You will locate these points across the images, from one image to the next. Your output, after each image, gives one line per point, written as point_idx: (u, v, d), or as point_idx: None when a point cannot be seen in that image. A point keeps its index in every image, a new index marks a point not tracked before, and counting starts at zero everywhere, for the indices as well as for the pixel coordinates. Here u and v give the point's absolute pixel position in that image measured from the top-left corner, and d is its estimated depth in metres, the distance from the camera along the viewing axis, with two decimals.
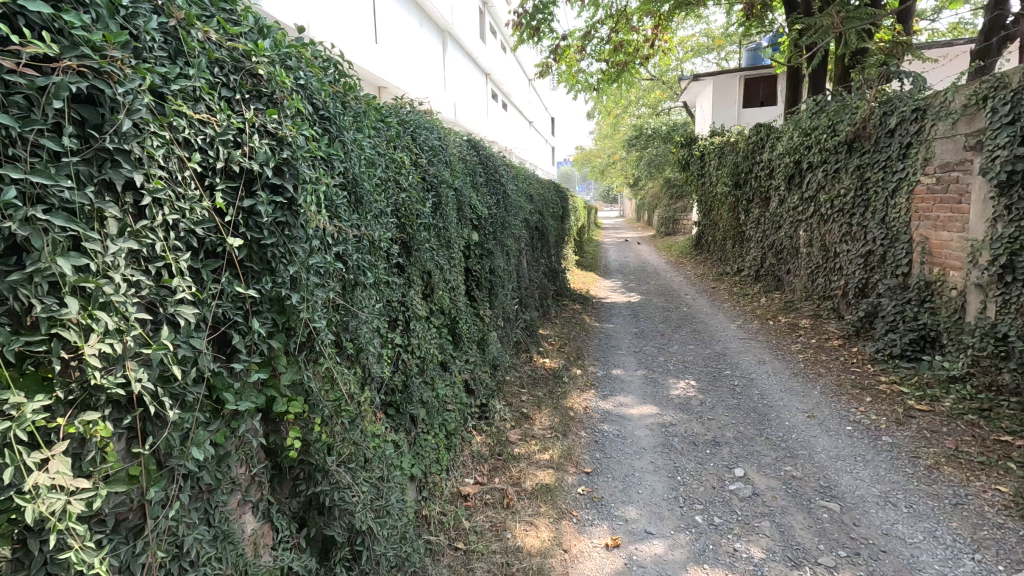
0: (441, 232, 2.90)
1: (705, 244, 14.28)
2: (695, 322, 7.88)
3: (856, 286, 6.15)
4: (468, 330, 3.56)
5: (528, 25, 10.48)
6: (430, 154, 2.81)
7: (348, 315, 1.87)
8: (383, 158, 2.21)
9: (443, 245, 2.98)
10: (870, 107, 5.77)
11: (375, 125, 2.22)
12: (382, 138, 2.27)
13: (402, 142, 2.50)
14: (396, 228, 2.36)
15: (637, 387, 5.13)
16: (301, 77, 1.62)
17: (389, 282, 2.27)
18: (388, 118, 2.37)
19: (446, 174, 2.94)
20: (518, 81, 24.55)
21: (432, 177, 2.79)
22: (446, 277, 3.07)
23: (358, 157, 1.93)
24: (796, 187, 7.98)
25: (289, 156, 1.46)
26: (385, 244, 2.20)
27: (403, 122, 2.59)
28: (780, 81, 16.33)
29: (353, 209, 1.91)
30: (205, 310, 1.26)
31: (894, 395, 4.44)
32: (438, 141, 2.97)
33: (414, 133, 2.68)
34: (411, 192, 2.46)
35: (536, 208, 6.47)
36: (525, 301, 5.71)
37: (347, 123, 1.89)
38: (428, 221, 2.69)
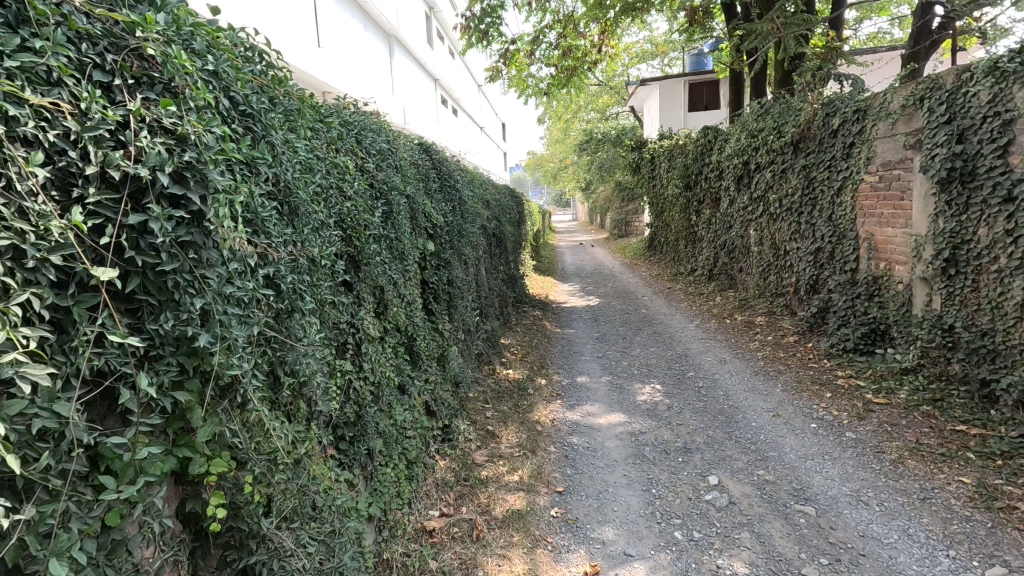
0: (393, 243, 2.66)
1: (657, 246, 14.55)
2: (654, 324, 7.90)
3: (807, 282, 6.32)
4: (427, 347, 3.31)
5: (476, 28, 10.30)
6: (378, 158, 2.57)
7: (285, 346, 1.61)
8: (322, 162, 1.96)
9: (396, 257, 2.73)
10: (813, 108, 5.94)
11: (312, 125, 1.97)
12: (320, 141, 2.01)
13: (345, 145, 2.25)
14: (340, 241, 2.11)
15: (603, 394, 5.01)
16: (214, 64, 1.36)
17: (334, 302, 2.02)
18: (327, 118, 2.13)
19: (396, 180, 2.70)
20: (467, 86, 24.37)
21: (381, 184, 2.55)
22: (400, 291, 2.82)
23: (290, 161, 1.67)
24: (745, 188, 8.17)
25: (192, 159, 1.18)
26: (329, 260, 1.94)
27: (345, 122, 2.33)
28: (722, 85, 16.90)
29: (286, 223, 1.65)
30: (74, 365, 0.99)
31: (852, 389, 4.52)
32: (386, 144, 2.73)
33: (358, 135, 2.43)
34: (357, 200, 2.21)
35: (493, 214, 6.28)
36: (485, 311, 5.51)
37: (276, 122, 1.63)
38: (378, 233, 2.45)
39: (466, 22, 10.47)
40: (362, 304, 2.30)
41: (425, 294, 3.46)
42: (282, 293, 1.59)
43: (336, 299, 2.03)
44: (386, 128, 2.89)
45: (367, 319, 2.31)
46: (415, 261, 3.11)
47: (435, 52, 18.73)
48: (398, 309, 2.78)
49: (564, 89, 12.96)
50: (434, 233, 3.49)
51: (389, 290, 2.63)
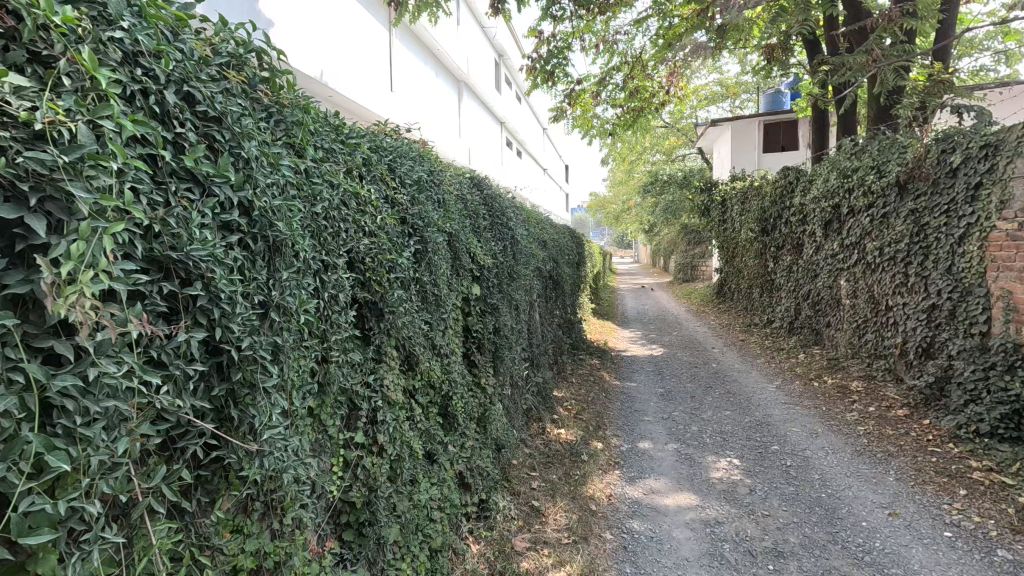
0: (429, 287, 2.29)
1: (727, 292, 13.56)
2: (728, 382, 7.05)
3: (919, 345, 5.36)
4: (465, 406, 2.87)
5: (542, 69, 10.27)
6: (416, 190, 2.25)
7: (235, 438, 1.23)
8: (334, 191, 1.64)
9: (431, 304, 2.36)
10: (925, 144, 5.18)
11: (320, 146, 1.66)
12: (335, 165, 1.70)
13: (373, 172, 1.93)
14: (353, 286, 1.76)
15: (669, 465, 4.32)
16: (135, 37, 1.06)
17: (338, 361, 1.65)
18: (348, 140, 1.83)
19: (435, 215, 2.35)
20: (532, 128, 24.69)
21: (417, 218, 2.20)
22: (434, 343, 2.43)
23: (273, 187, 1.35)
24: (835, 233, 7.29)
25: (42, 166, 0.86)
26: (325, 309, 1.58)
27: (375, 146, 2.03)
28: (800, 126, 15.95)
29: (263, 265, 1.32)
30: None
31: (995, 488, 3.57)
32: (427, 175, 2.41)
33: (392, 162, 2.11)
34: (380, 237, 1.87)
35: (550, 256, 5.86)
36: (537, 360, 5.03)
37: (255, 134, 1.32)
38: (409, 276, 2.09)
39: (531, 64, 10.48)
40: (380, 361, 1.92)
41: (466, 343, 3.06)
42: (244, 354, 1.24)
43: (341, 356, 1.67)
44: (430, 157, 2.58)
45: (388, 379, 1.93)
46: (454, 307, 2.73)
47: (502, 96, 19.15)
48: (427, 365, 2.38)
49: (630, 130, 12.63)
50: (481, 273, 3.12)
51: (420, 342, 2.24)
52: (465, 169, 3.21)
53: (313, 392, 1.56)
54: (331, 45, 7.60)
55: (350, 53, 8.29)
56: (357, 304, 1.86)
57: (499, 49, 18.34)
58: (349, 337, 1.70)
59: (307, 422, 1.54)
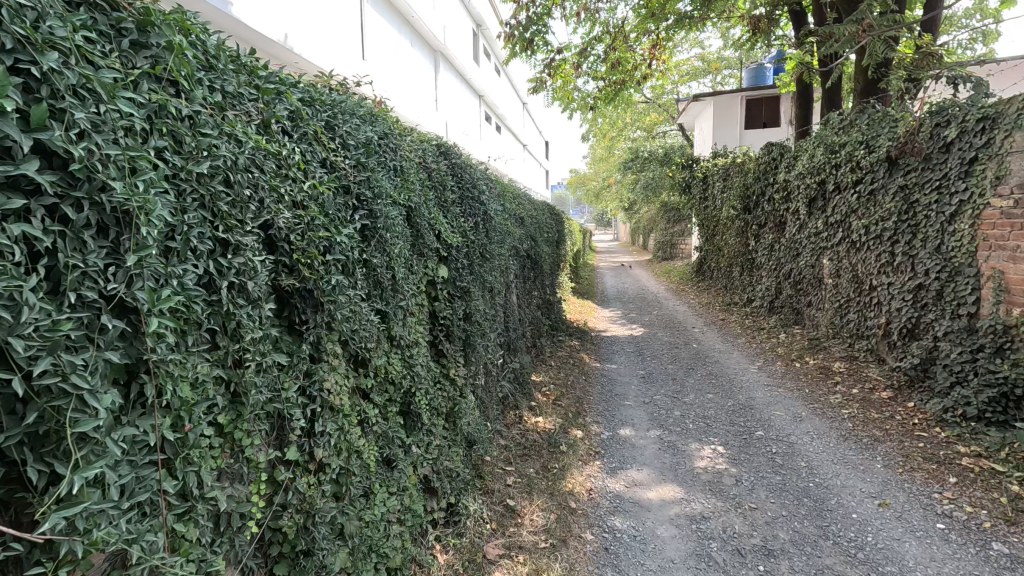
0: (382, 272, 1.96)
1: (707, 271, 13.47)
2: (709, 363, 6.91)
3: (903, 325, 5.25)
4: (430, 403, 2.57)
5: (521, 37, 9.76)
6: (364, 154, 1.89)
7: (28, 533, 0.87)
8: (236, 149, 1.27)
9: (384, 290, 2.02)
10: (918, 117, 4.95)
11: (217, 88, 1.29)
12: (241, 116, 1.34)
13: (299, 130, 1.57)
14: (270, 271, 1.41)
15: (651, 454, 4.13)
16: None
17: (247, 364, 1.32)
18: (262, 84, 1.45)
19: (388, 185, 2.00)
20: (511, 102, 24.00)
21: (365, 187, 1.85)
22: (391, 334, 2.10)
23: (105, 133, 0.99)
24: (820, 211, 7.11)
25: None
26: (226, 303, 1.25)
27: (305, 99, 1.65)
28: (782, 102, 15.74)
29: (90, 243, 0.96)
30: None
31: (985, 475, 3.46)
32: (378, 137, 2.05)
33: (330, 119, 1.75)
34: (312, 211, 1.51)
35: (527, 233, 5.53)
36: (514, 345, 4.74)
37: (79, 54, 0.97)
38: (354, 259, 1.75)
39: (509, 30, 9.93)
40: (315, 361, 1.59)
41: (431, 332, 2.74)
42: (46, 375, 0.89)
43: (255, 359, 1.34)
44: (383, 116, 2.21)
45: (329, 382, 1.61)
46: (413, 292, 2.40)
47: (480, 68, 18.43)
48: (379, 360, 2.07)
49: (611, 104, 12.23)
50: (449, 251, 2.78)
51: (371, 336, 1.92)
52: (428, 135, 2.84)
53: (213, 405, 1.24)
54: (295, 6, 6.97)
55: (316, 15, 7.66)
56: (284, 293, 1.52)
57: (477, 18, 17.56)
58: (264, 335, 1.37)
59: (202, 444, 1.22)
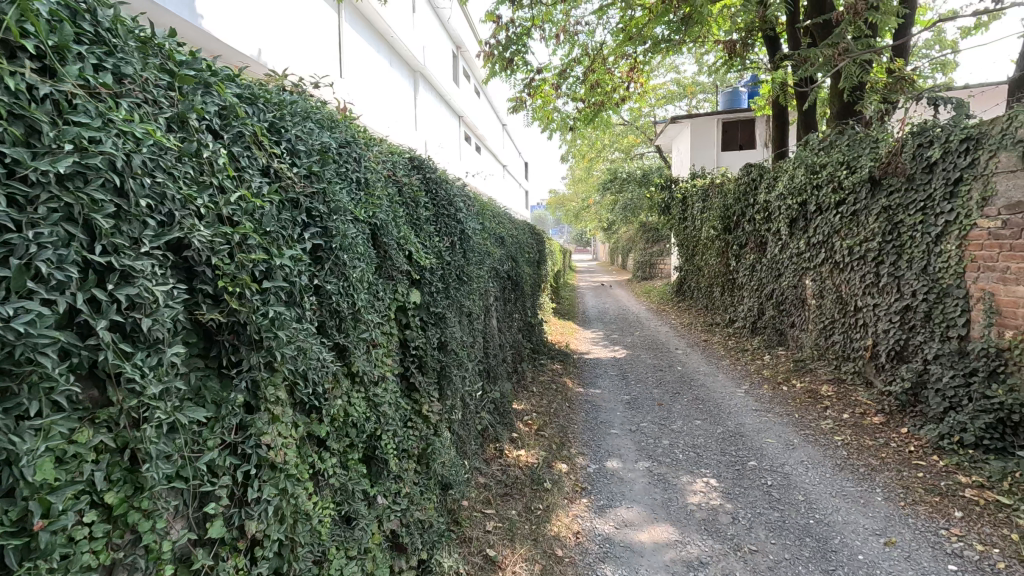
0: (339, 300, 1.68)
1: (687, 291, 13.44)
2: (694, 386, 6.72)
3: (891, 348, 5.15)
4: (399, 446, 2.27)
5: (500, 56, 9.70)
6: (318, 164, 1.63)
7: None
8: (130, 148, 1.00)
9: (342, 320, 1.74)
10: (901, 138, 4.92)
11: (107, 69, 1.03)
12: (142, 108, 1.08)
13: (230, 130, 1.30)
14: (182, 303, 1.13)
15: (641, 489, 3.87)
16: None
17: (142, 425, 1.02)
18: (181, 74, 1.19)
19: (348, 199, 1.74)
20: (491, 123, 24.05)
21: (318, 202, 1.59)
22: (350, 371, 1.82)
23: None
24: (801, 232, 7.07)
25: None
26: (110, 349, 0.96)
27: (241, 96, 1.39)
28: (757, 125, 16.04)
29: None
30: None
31: (991, 508, 3.29)
32: (336, 145, 1.79)
33: (275, 121, 1.49)
34: (242, 228, 1.24)
35: (508, 254, 5.29)
36: (493, 372, 4.45)
37: None
38: (302, 286, 1.47)
39: (488, 50, 9.87)
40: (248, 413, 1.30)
41: (402, 364, 2.46)
42: None
43: (157, 418, 1.04)
44: (345, 123, 1.96)
45: (266, 436, 1.32)
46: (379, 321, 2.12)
47: (460, 89, 18.41)
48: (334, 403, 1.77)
49: (591, 125, 12.23)
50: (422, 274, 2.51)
51: (323, 376, 1.62)
52: (399, 148, 2.59)
53: (85, 488, 0.95)
54: (269, 21, 6.73)
55: (292, 31, 7.43)
56: (209, 329, 1.23)
57: (456, 39, 17.59)
58: (171, 387, 1.08)
59: (72, 536, 0.92)
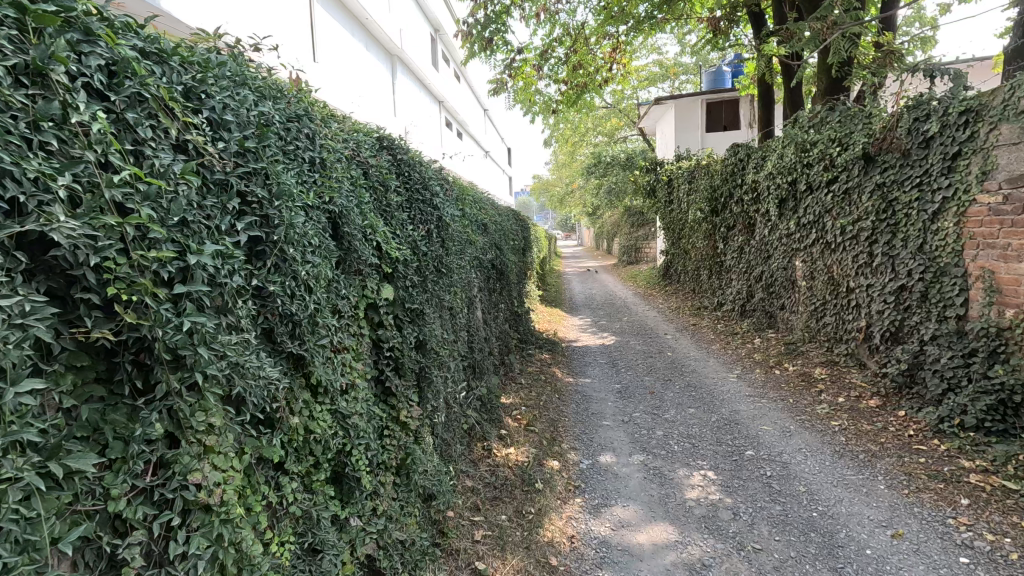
0: (288, 301, 1.42)
1: (673, 274, 13.33)
2: (685, 373, 6.59)
3: (886, 329, 5.03)
4: (373, 460, 2.03)
5: (479, 36, 9.32)
6: (255, 139, 1.36)
7: None
8: None
9: (295, 325, 1.49)
10: (897, 112, 4.75)
11: None
12: None
13: (123, 92, 1.03)
14: (50, 321, 0.88)
15: (636, 485, 3.71)
16: None
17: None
18: (38, 11, 0.91)
19: (295, 183, 1.47)
20: (472, 109, 23.54)
21: (254, 186, 1.32)
22: (307, 383, 1.56)
23: None
24: (791, 212, 6.92)
25: None
26: None
27: (140, 53, 1.10)
28: (741, 105, 15.87)
29: None
30: None
31: (998, 494, 3.18)
32: (282, 119, 1.52)
33: (196, 84, 1.21)
34: (136, 217, 0.97)
35: (491, 242, 5.03)
36: (479, 367, 4.23)
37: None
38: (234, 288, 1.21)
39: (466, 29, 9.48)
40: (165, 449, 1.05)
41: (375, 367, 2.21)
42: None
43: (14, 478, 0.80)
44: (296, 94, 1.69)
45: (195, 474, 1.08)
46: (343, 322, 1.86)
47: (439, 73, 17.92)
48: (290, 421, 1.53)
49: (574, 107, 11.92)
50: (396, 267, 2.26)
51: (271, 393, 1.38)
52: (364, 126, 2.31)
53: None
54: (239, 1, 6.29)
55: (262, 12, 6.98)
56: (99, 350, 0.98)
57: (434, 22, 17.03)
58: (20, 438, 0.81)
59: None
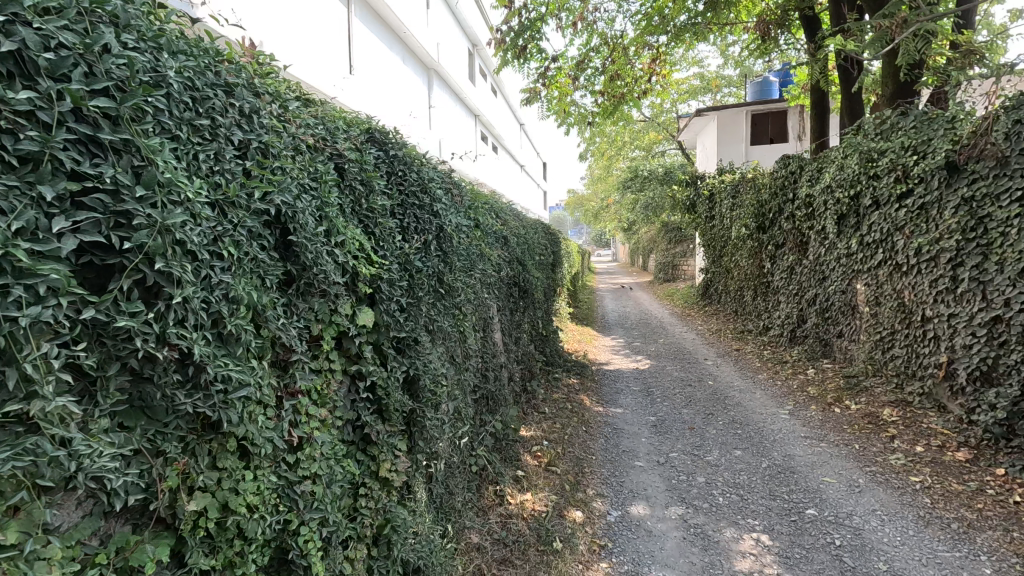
0: (161, 340, 1.03)
1: (713, 294, 12.54)
2: (729, 406, 5.91)
3: (975, 368, 4.29)
4: (334, 536, 1.58)
5: (513, 44, 9.00)
6: (115, 101, 0.99)
7: None
8: None
9: (190, 371, 1.10)
10: (992, 113, 4.09)
11: None
12: None
13: None
14: None
15: (675, 546, 3.13)
16: None
17: None
18: None
19: (182, 175, 1.08)
20: (508, 123, 23.33)
21: (97, 164, 0.96)
22: (210, 446, 1.17)
23: None
24: (853, 230, 6.19)
25: None
26: None
27: None
28: (789, 116, 15.00)
29: None
30: None
31: None
32: (187, 87, 1.15)
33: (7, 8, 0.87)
34: None
35: (513, 256, 4.58)
36: (494, 396, 3.75)
37: None
38: (31, 326, 0.85)
39: (500, 37, 9.17)
40: None
41: (349, 411, 1.79)
42: None
43: None
44: (230, 58, 1.32)
45: None
46: (285, 359, 1.46)
47: (476, 88, 17.79)
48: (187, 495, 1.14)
49: (611, 119, 11.41)
50: (380, 286, 1.83)
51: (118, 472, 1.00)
52: (346, 113, 1.92)
53: None
54: (274, 11, 6.13)
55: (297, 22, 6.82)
56: None
57: (472, 37, 16.95)
58: None
59: None
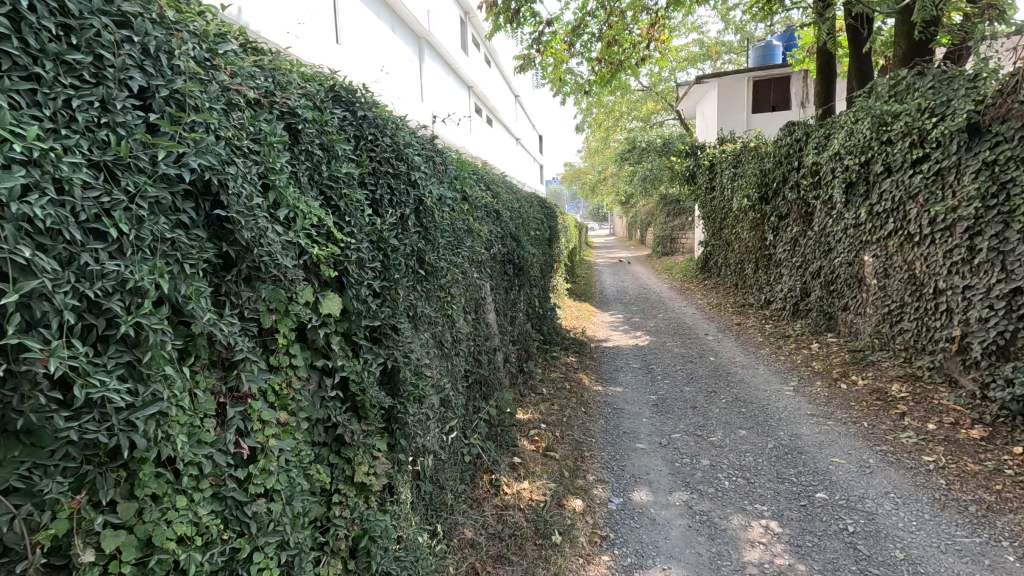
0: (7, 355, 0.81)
1: (713, 267, 12.32)
2: (732, 383, 5.74)
3: (991, 342, 4.10)
4: (298, 556, 1.39)
5: (504, 7, 8.52)
6: None
7: None
8: None
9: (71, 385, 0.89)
10: (1022, 69, 3.80)
11: None
12: None
13: None
14: None
15: (679, 534, 2.98)
16: None
17: None
18: None
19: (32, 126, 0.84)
20: (503, 95, 22.68)
21: None
22: (114, 471, 0.97)
23: None
24: (862, 199, 5.91)
25: None
26: None
27: None
28: (792, 82, 14.52)
29: None
30: None
31: None
32: (48, 13, 0.90)
33: None
34: None
35: (506, 231, 4.32)
36: (488, 380, 3.55)
37: None
38: None
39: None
40: None
41: (317, 411, 1.57)
42: None
43: None
44: None
45: None
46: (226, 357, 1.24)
47: (469, 58, 17.17)
48: (97, 528, 0.95)
49: (608, 89, 10.99)
50: (346, 269, 1.59)
51: None
52: (302, 66, 1.65)
53: None
54: None
55: None
56: None
57: (463, 3, 16.25)
58: None
59: None
